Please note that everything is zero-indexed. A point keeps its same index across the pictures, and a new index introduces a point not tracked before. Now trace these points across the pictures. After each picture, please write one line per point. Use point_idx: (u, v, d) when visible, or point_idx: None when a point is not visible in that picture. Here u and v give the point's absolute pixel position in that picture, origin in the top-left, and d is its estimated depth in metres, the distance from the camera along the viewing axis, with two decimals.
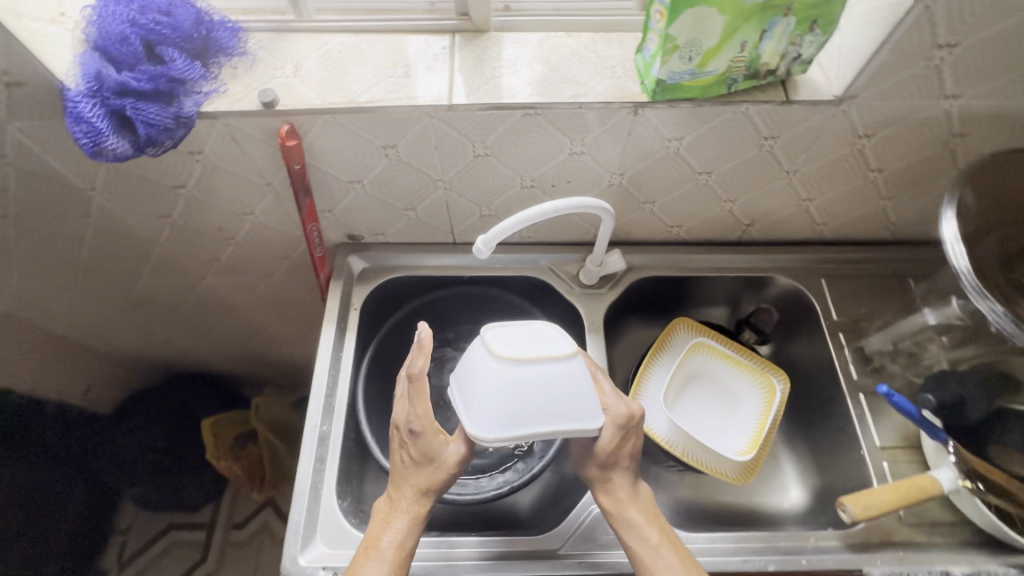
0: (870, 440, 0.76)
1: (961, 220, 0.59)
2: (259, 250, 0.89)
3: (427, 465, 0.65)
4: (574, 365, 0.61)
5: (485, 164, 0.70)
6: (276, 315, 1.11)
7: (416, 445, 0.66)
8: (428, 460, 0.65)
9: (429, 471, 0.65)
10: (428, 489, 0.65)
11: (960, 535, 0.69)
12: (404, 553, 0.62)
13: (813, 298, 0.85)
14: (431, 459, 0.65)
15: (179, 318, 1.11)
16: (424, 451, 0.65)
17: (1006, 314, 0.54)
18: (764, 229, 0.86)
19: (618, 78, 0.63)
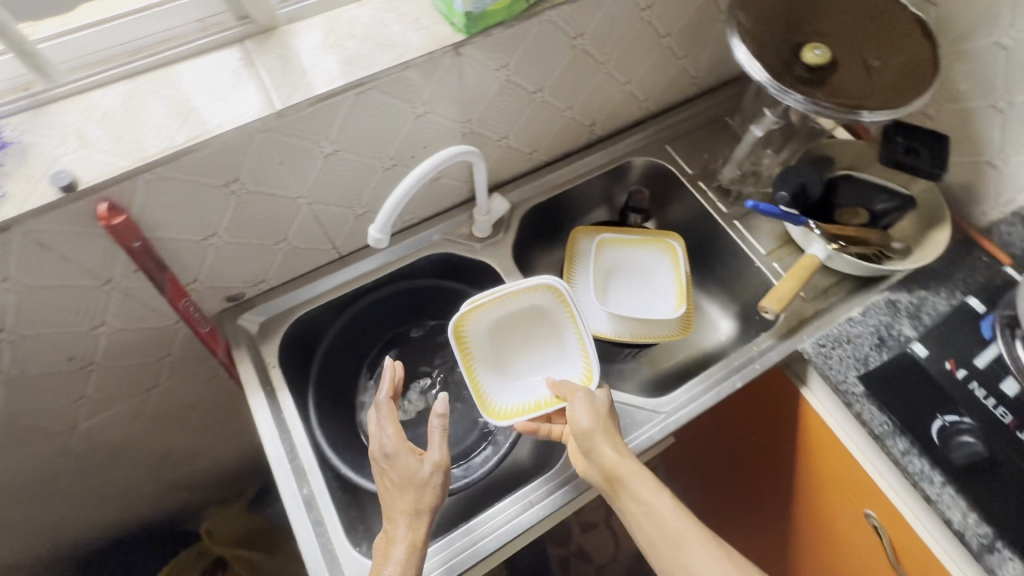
0: (757, 251, 0.89)
1: (746, 44, 0.70)
2: (132, 362, 0.77)
3: (415, 482, 0.62)
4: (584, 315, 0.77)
5: (339, 161, 0.68)
6: (186, 424, 0.99)
7: (397, 468, 0.63)
8: (412, 478, 0.62)
9: (417, 488, 0.61)
10: (418, 509, 0.61)
11: (845, 288, 0.85)
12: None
13: (666, 165, 0.96)
14: (417, 476, 0.62)
15: (68, 486, 0.93)
16: (407, 472, 0.62)
17: (804, 99, 0.68)
18: (604, 123, 0.94)
19: (427, 27, 0.64)
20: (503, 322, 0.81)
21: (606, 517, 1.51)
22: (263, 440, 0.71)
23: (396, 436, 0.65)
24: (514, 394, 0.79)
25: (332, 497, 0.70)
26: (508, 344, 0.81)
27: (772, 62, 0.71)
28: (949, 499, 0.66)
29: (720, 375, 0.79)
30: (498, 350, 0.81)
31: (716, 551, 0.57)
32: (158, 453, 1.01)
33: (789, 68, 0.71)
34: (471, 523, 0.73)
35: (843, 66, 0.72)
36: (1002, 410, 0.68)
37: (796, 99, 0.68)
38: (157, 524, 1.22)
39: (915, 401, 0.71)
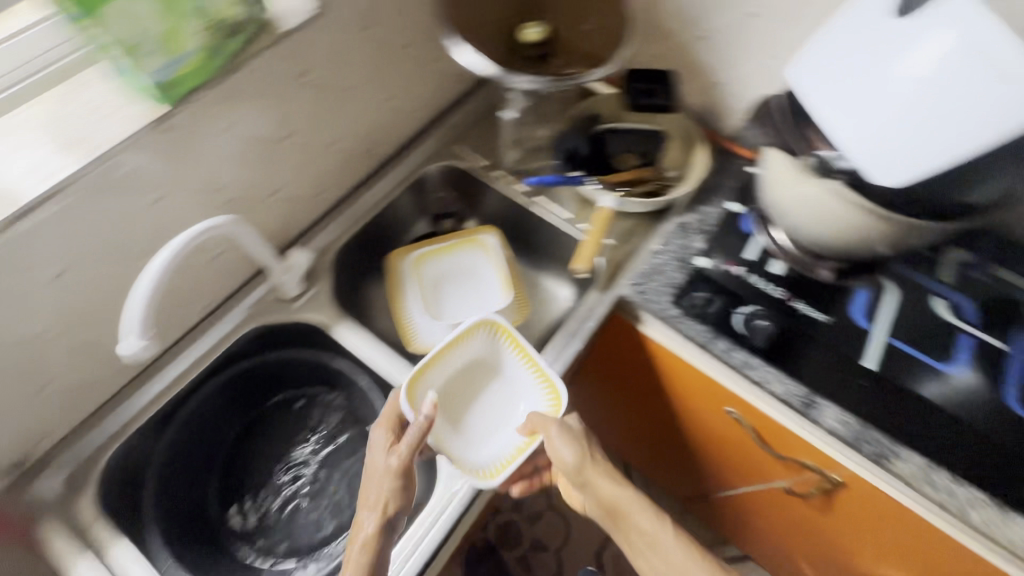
0: (562, 218, 0.95)
1: (466, 39, 0.73)
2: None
3: (380, 492, 0.62)
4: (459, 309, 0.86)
5: (78, 277, 0.60)
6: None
7: (372, 476, 0.65)
8: (376, 485, 0.63)
9: (384, 496, 0.62)
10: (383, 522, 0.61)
11: (643, 225, 0.93)
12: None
13: (458, 164, 0.99)
14: (381, 484, 0.63)
15: None
16: (378, 478, 0.64)
17: (535, 80, 0.70)
18: (383, 144, 0.94)
19: (120, 111, 0.59)
20: (450, 380, 0.78)
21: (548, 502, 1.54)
22: None
23: (379, 447, 0.67)
24: (485, 453, 0.75)
25: None
26: (461, 402, 0.78)
27: (498, 50, 0.75)
28: (771, 376, 0.75)
29: (558, 344, 0.83)
30: (454, 413, 0.77)
31: (692, 554, 0.61)
32: None
33: (514, 53, 0.76)
34: None
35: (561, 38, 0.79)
36: (777, 287, 0.75)
37: (533, 78, 0.71)
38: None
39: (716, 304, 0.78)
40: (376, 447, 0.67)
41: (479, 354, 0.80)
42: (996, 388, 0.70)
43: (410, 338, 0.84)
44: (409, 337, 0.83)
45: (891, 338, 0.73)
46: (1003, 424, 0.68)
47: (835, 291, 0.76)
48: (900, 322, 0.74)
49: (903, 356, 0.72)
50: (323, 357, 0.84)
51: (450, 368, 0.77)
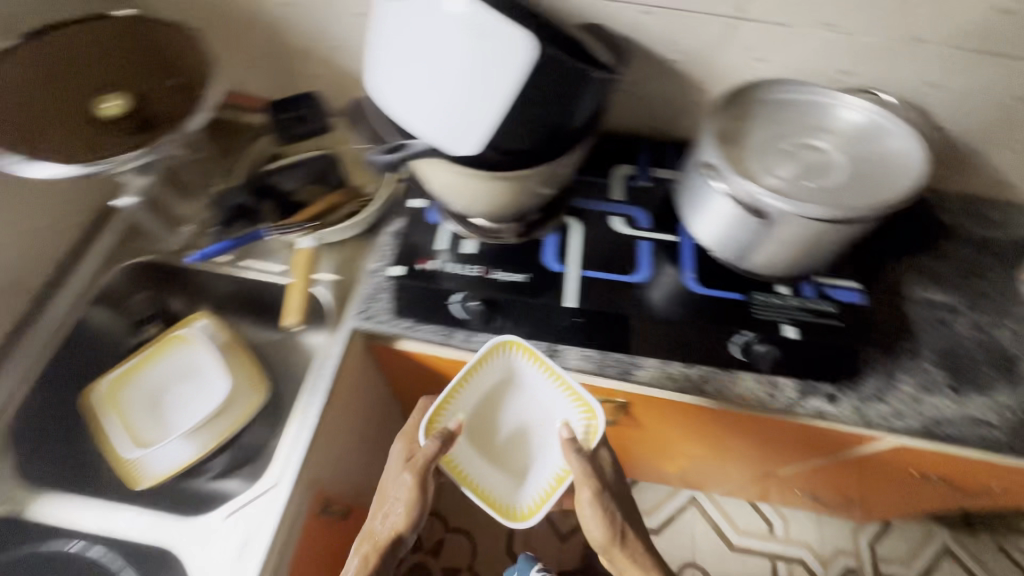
0: (276, 275, 0.88)
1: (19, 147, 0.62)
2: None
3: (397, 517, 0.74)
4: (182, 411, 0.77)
5: None
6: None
7: (380, 505, 0.77)
8: (396, 505, 0.75)
9: (393, 518, 0.75)
10: (387, 543, 0.74)
11: (359, 248, 0.90)
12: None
13: (139, 262, 0.87)
14: (397, 502, 0.75)
15: None
16: (397, 499, 0.75)
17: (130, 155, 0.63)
18: (26, 275, 0.80)
19: None
20: (477, 410, 0.81)
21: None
22: None
23: (397, 480, 0.76)
24: (521, 487, 0.79)
25: None
26: (478, 423, 0.81)
27: (66, 132, 0.65)
28: (513, 342, 0.78)
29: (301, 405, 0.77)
30: (486, 447, 0.81)
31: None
32: None
33: (96, 123, 0.66)
34: None
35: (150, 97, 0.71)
36: (474, 266, 0.76)
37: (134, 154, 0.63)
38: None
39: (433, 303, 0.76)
40: (390, 474, 0.78)
41: (500, 378, 0.79)
42: (678, 280, 0.77)
43: (137, 478, 0.73)
44: (137, 477, 0.73)
45: (584, 273, 0.75)
46: (693, 309, 0.74)
47: (524, 248, 0.78)
48: (588, 253, 0.77)
49: (598, 284, 0.75)
50: (32, 546, 0.70)
51: (467, 401, 0.79)
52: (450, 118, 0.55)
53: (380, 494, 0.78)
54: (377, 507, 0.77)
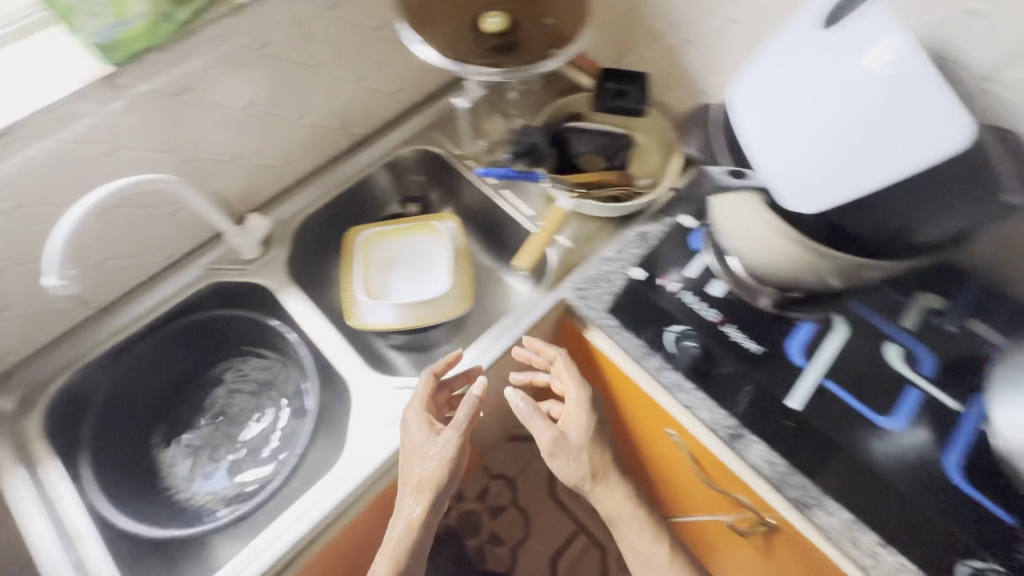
0: (525, 215, 0.93)
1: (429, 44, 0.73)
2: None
3: (437, 471, 0.67)
4: (427, 290, 0.89)
5: (26, 215, 0.65)
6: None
7: (414, 455, 0.69)
8: (421, 481, 0.68)
9: (451, 456, 0.68)
10: (450, 478, 0.69)
11: (605, 229, 0.90)
12: (400, 563, 0.66)
13: (435, 149, 1.01)
14: (425, 468, 0.68)
15: None
16: (426, 474, 0.68)
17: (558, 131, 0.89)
18: (360, 122, 0.97)
19: (72, 68, 0.62)
20: None
21: (512, 493, 1.35)
22: (23, 517, 0.69)
23: (417, 435, 0.71)
24: None
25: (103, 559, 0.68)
26: None
27: (517, 59, 0.75)
28: (700, 402, 0.71)
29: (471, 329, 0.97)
30: None
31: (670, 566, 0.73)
32: None
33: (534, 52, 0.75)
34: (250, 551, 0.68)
35: (525, 33, 0.77)
36: (710, 309, 0.72)
37: (487, 71, 0.72)
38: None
39: (637, 313, 0.76)
40: (411, 443, 0.71)
41: None
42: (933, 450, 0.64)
43: (351, 309, 0.85)
44: (353, 314, 0.85)
45: (824, 380, 0.67)
46: (935, 491, 0.61)
47: (768, 320, 0.71)
48: (840, 363, 0.68)
49: (835, 402, 0.66)
50: (270, 320, 0.87)
51: None
52: (795, 174, 0.52)
53: (407, 449, 0.71)
54: (427, 454, 0.69)
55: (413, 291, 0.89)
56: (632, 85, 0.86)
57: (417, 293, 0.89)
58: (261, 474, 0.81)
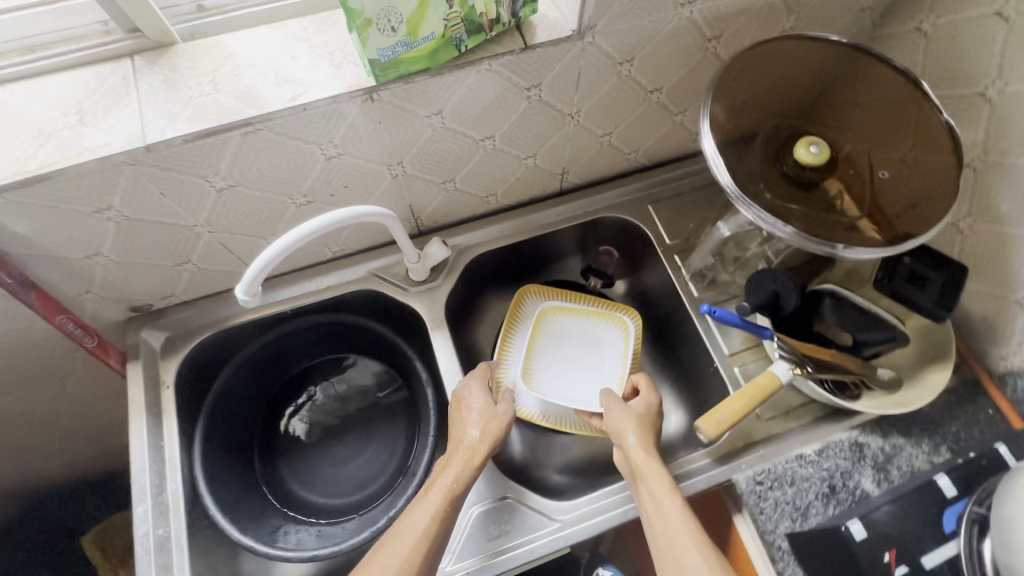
0: (719, 350, 0.79)
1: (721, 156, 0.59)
2: None
3: (502, 421, 0.68)
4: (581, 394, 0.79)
5: (236, 196, 0.60)
6: (90, 409, 0.97)
7: (475, 410, 0.69)
8: (479, 421, 0.68)
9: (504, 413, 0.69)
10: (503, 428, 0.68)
11: (811, 413, 0.74)
12: (457, 493, 0.62)
13: (644, 228, 0.87)
14: (485, 417, 0.68)
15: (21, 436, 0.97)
16: (485, 414, 0.68)
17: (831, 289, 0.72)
18: (578, 173, 0.85)
19: (339, 66, 0.54)
20: None
21: None
22: (132, 467, 0.68)
23: (482, 392, 0.71)
24: None
25: (189, 543, 0.67)
26: None
27: (805, 210, 0.59)
28: None
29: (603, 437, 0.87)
30: None
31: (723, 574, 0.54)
32: (80, 427, 1.01)
33: (835, 212, 0.59)
34: None
35: (835, 189, 0.61)
36: None
37: (764, 216, 0.56)
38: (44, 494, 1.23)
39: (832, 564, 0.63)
40: (468, 399, 0.71)
41: None
42: None
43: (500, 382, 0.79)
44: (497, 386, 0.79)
45: None
46: None
47: None
48: None
49: None
50: (412, 350, 0.81)
51: None
52: None
53: (461, 411, 0.70)
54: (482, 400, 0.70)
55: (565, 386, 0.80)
56: (940, 274, 0.65)
57: (568, 391, 0.79)
58: (341, 500, 0.78)
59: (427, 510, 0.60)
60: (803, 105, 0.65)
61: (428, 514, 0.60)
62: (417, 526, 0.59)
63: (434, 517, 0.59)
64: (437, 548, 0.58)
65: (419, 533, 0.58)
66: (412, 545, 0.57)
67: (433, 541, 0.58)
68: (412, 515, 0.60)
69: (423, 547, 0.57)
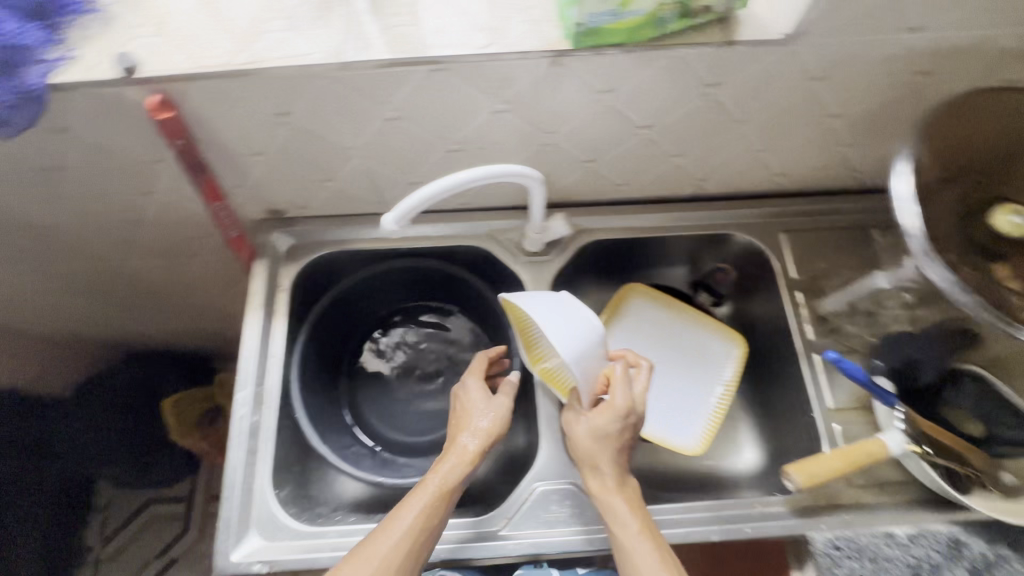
0: (823, 402, 0.74)
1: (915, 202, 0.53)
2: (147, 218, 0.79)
3: (498, 424, 0.65)
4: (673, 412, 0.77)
5: (397, 129, 0.62)
6: (203, 293, 1.06)
7: (475, 412, 0.67)
8: (487, 415, 0.66)
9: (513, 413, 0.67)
10: (499, 430, 0.66)
11: (908, 494, 0.69)
12: (446, 492, 0.60)
13: (769, 256, 0.82)
14: (484, 415, 0.66)
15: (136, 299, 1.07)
16: (490, 412, 0.66)
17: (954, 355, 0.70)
18: (718, 182, 0.81)
19: (535, 22, 0.54)
20: None
21: None
22: (242, 355, 0.74)
23: (479, 386, 0.70)
24: None
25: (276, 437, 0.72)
26: None
27: (983, 279, 0.53)
28: None
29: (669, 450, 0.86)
30: None
31: None
32: (187, 304, 1.11)
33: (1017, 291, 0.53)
34: None
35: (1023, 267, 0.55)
36: None
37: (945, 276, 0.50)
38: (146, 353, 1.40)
39: None
40: (467, 396, 0.69)
41: None
42: None
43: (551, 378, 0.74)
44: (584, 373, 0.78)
45: None
46: None
47: None
48: None
49: None
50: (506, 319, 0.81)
51: None
52: None
53: (461, 409, 0.68)
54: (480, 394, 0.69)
55: (654, 397, 0.78)
56: None
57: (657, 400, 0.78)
58: (409, 440, 0.81)
59: (412, 510, 0.58)
60: (992, 167, 0.59)
61: (412, 513, 0.57)
62: (402, 522, 0.57)
63: (422, 512, 0.58)
64: (423, 544, 0.57)
65: (406, 525, 0.56)
66: (401, 538, 0.56)
67: (416, 540, 0.56)
68: (401, 509, 0.58)
69: (412, 541, 0.56)
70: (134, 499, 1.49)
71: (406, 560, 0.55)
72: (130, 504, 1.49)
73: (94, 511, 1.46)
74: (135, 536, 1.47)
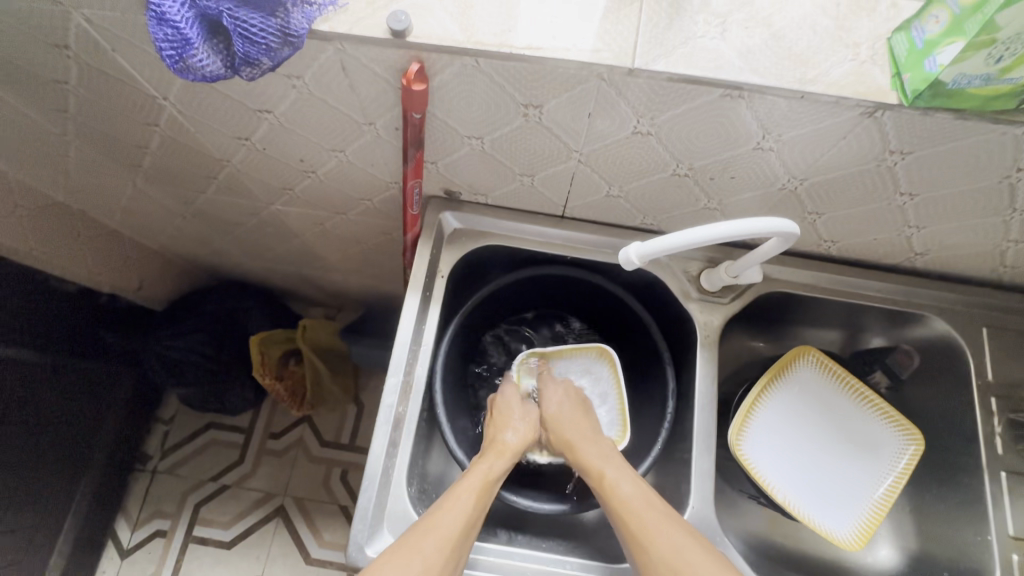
0: (1001, 525, 0.68)
1: None
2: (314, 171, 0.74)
3: (530, 428, 0.70)
4: (825, 498, 0.71)
5: (640, 143, 0.56)
6: (324, 246, 1.01)
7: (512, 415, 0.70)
8: (520, 422, 0.70)
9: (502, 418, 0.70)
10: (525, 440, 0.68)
11: None
12: (491, 480, 0.62)
13: (967, 351, 0.74)
14: (522, 421, 0.70)
15: (255, 239, 1.03)
16: (527, 417, 0.71)
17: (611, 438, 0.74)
18: (934, 261, 0.72)
19: (861, 63, 0.47)
20: None
21: None
22: (397, 339, 0.70)
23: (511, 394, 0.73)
24: None
25: (416, 431, 0.69)
26: None
27: None
28: None
29: (797, 530, 0.80)
30: None
31: None
32: (303, 253, 1.07)
33: None
34: (511, 550, 0.67)
35: None
36: None
37: None
38: (239, 281, 1.33)
39: None
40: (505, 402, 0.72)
41: None
42: None
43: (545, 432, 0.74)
44: (738, 433, 0.73)
45: None
46: None
47: None
48: None
49: None
50: (663, 355, 0.74)
51: None
52: None
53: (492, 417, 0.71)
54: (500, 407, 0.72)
55: (808, 477, 0.72)
56: None
57: (808, 480, 0.72)
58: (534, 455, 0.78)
59: (467, 491, 0.60)
60: None
61: (467, 494, 0.60)
62: (459, 501, 0.59)
63: (476, 499, 0.60)
64: (475, 526, 0.59)
65: (464, 507, 0.59)
66: (458, 523, 0.57)
67: (470, 521, 0.58)
68: (454, 494, 0.60)
69: (467, 523, 0.58)
70: (197, 420, 1.40)
71: (462, 544, 0.57)
72: (189, 426, 1.40)
73: (158, 423, 1.39)
74: (196, 454, 1.37)
